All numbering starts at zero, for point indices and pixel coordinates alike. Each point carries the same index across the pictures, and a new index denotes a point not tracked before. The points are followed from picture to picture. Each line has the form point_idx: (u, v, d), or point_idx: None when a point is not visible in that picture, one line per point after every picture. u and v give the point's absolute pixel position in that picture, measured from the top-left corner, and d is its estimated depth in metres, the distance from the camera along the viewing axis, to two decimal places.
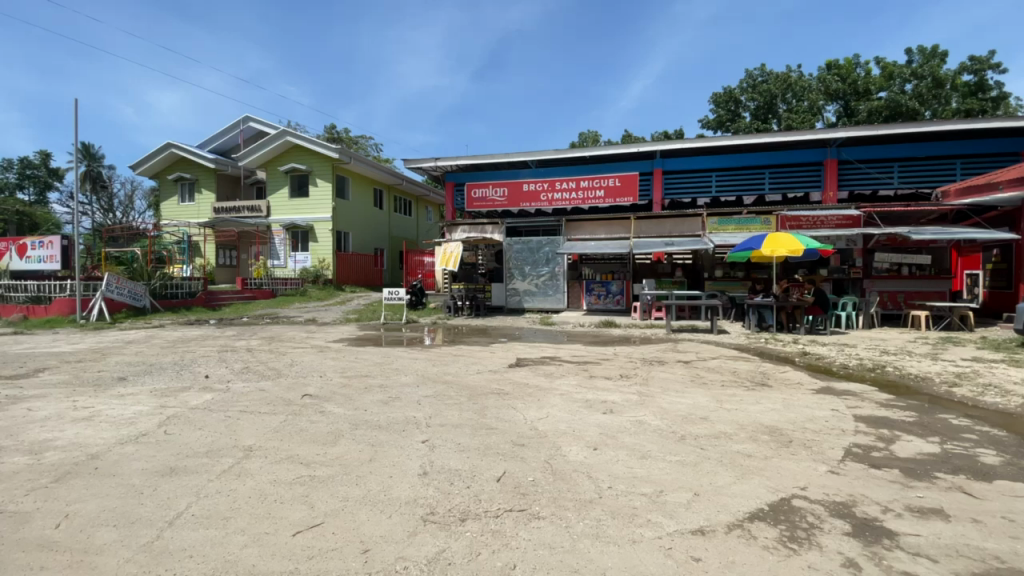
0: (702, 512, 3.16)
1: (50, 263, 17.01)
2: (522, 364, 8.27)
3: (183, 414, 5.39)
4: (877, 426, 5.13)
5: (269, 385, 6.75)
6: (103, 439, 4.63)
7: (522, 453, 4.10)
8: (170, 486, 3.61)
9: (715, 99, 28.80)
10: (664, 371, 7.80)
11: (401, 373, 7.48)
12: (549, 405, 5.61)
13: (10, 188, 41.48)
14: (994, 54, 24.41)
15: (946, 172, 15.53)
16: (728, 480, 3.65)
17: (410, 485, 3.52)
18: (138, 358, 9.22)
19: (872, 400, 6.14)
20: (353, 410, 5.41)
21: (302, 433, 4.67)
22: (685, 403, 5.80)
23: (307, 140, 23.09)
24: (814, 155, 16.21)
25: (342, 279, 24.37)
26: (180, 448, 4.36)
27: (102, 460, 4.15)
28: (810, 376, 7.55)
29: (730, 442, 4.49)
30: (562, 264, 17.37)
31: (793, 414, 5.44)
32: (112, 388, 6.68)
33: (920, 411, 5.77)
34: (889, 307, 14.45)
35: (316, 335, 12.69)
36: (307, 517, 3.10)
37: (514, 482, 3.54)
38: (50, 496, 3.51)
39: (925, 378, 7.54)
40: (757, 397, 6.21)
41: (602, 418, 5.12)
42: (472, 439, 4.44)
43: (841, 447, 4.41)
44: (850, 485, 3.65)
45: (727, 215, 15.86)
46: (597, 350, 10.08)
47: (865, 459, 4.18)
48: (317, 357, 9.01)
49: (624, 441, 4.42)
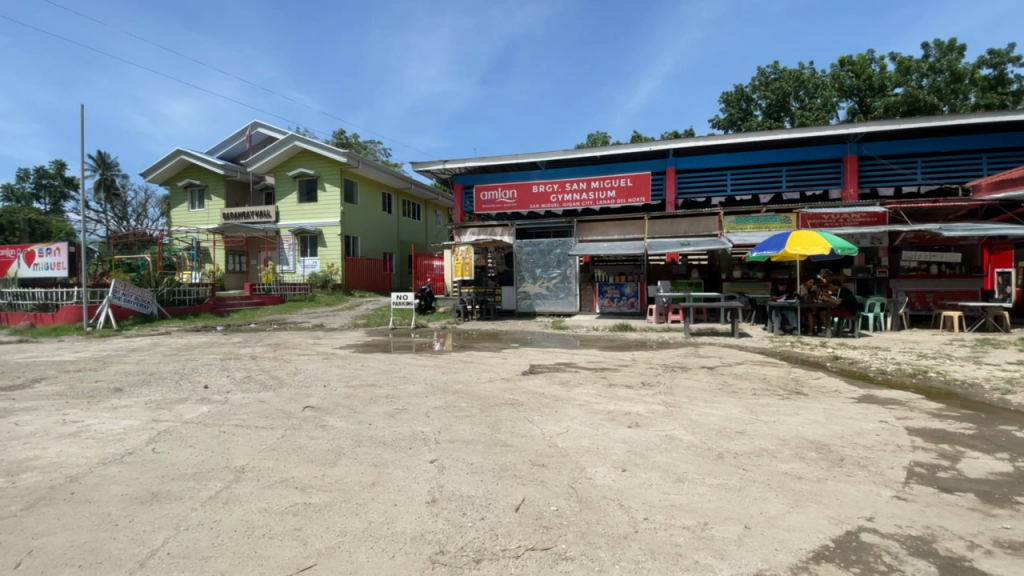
0: (758, 552, 2.70)
1: (57, 270, 16.59)
2: (536, 371, 7.82)
3: (176, 429, 5.00)
4: (935, 440, 4.65)
5: (270, 396, 6.36)
6: (85, 459, 4.25)
7: (542, 476, 3.66)
8: (149, 516, 3.21)
9: (726, 97, 28.32)
10: (688, 378, 7.31)
11: (408, 381, 7.06)
12: (568, 418, 5.15)
13: (27, 199, 41.97)
14: (1014, 47, 23.76)
15: (973, 167, 14.91)
16: (782, 508, 3.20)
17: (416, 515, 3.09)
18: (138, 367, 8.87)
19: (922, 411, 5.63)
20: (356, 424, 5.00)
21: (301, 451, 4.27)
22: (716, 414, 5.33)
23: (316, 145, 22.86)
24: (834, 151, 15.60)
25: (351, 283, 24.10)
26: (166, 469, 3.96)
27: (81, 483, 3.76)
28: (846, 384, 7.00)
29: (775, 461, 4.03)
30: (574, 265, 16.93)
31: (837, 428, 4.94)
32: (106, 400, 6.31)
33: (977, 422, 5.27)
34: (918, 308, 13.98)
35: (323, 340, 12.35)
36: (298, 557, 2.69)
37: (536, 512, 3.10)
38: (15, 528, 3.12)
39: (974, 385, 6.96)
40: (794, 406, 5.71)
41: (627, 433, 4.65)
42: (485, 458, 4.00)
43: (901, 467, 3.95)
44: (922, 514, 3.20)
45: (745, 214, 15.28)
46: (614, 356, 9.56)
47: (932, 481, 3.72)
48: (322, 365, 8.60)
49: (655, 461, 3.96)
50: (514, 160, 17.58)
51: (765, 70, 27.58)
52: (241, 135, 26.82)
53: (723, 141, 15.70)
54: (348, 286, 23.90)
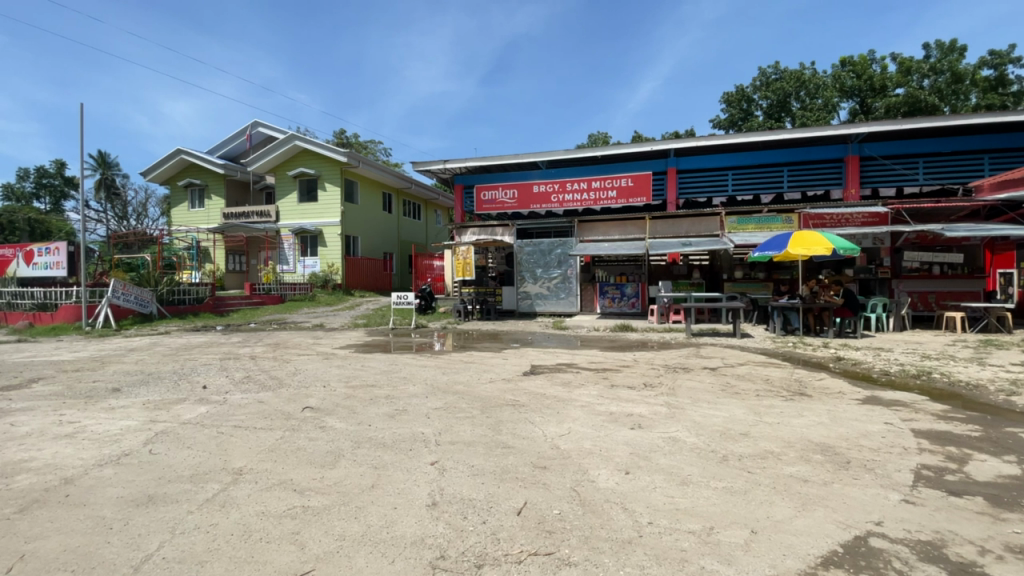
0: (765, 557, 2.65)
1: (56, 269, 16.55)
2: (538, 372, 7.77)
3: (173, 430, 4.95)
4: (941, 442, 4.59)
5: (269, 397, 6.30)
6: (81, 461, 4.19)
7: (545, 478, 3.60)
8: (145, 519, 3.15)
9: (727, 98, 28.28)
10: (690, 379, 7.25)
11: (408, 382, 7.00)
12: (570, 420, 5.10)
13: (27, 198, 41.91)
14: (1015, 47, 23.71)
15: (975, 167, 14.84)
16: (788, 512, 3.15)
17: (417, 519, 3.04)
18: (136, 366, 8.81)
19: (927, 412, 5.57)
20: (356, 425, 4.95)
21: (299, 453, 4.21)
22: (720, 416, 5.27)
23: (316, 145, 22.80)
24: (835, 151, 15.54)
25: (351, 283, 24.06)
26: (163, 471, 3.91)
27: (76, 485, 3.71)
28: (850, 385, 6.94)
29: (780, 463, 3.97)
30: (575, 265, 16.88)
31: (842, 429, 4.89)
32: (104, 400, 6.26)
33: (984, 424, 5.21)
34: (920, 309, 13.99)
35: (323, 340, 12.29)
36: (295, 562, 2.63)
37: (538, 516, 3.04)
38: (7, 532, 3.06)
39: (979, 386, 6.91)
40: (798, 408, 5.65)
41: (630, 435, 4.60)
42: (487, 460, 3.95)
43: (908, 470, 3.90)
44: (932, 519, 3.14)
45: (747, 214, 15.22)
46: (616, 356, 9.49)
47: (940, 484, 3.67)
48: (321, 365, 8.56)
49: (659, 463, 3.90)
50: (514, 159, 17.52)
51: (766, 70, 27.53)
52: (242, 134, 26.79)
53: (724, 141, 15.64)
54: (348, 286, 23.85)
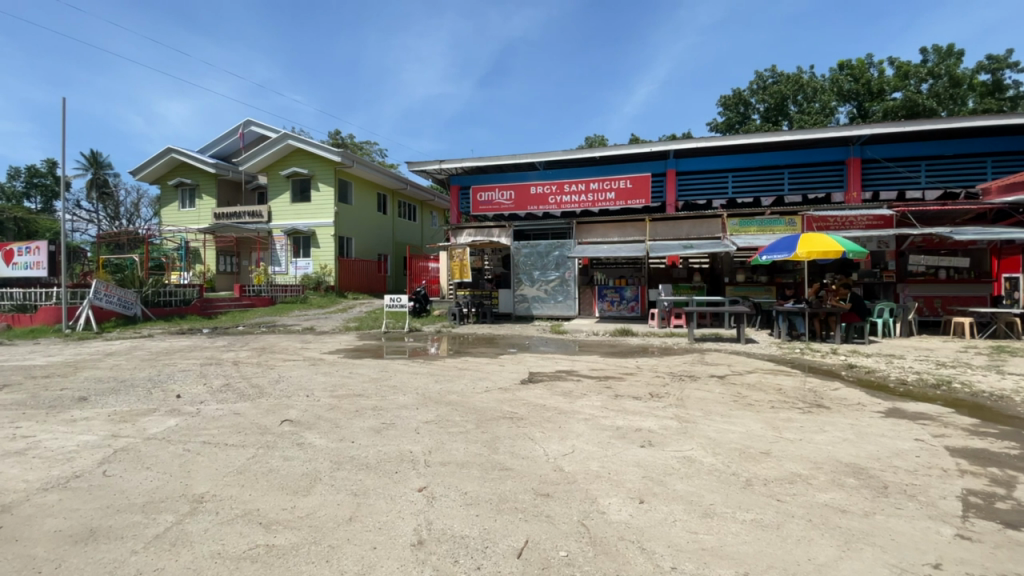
0: None
1: (36, 269, 15.99)
2: (536, 381, 7.29)
3: (134, 448, 4.46)
4: (981, 462, 4.16)
5: (246, 407, 5.81)
6: (23, 484, 3.71)
7: (548, 509, 3.15)
8: (80, 561, 2.68)
9: (724, 101, 27.99)
10: (698, 388, 6.80)
11: (399, 391, 6.52)
12: (573, 436, 4.64)
13: (17, 197, 41.28)
14: (1012, 52, 23.46)
15: (977, 171, 14.51)
16: (832, 553, 2.71)
17: (399, 564, 2.58)
18: (109, 373, 8.26)
19: (957, 427, 5.14)
20: (338, 442, 4.48)
21: (270, 476, 3.74)
22: (735, 432, 4.82)
23: (309, 144, 22.33)
24: (837, 153, 15.18)
25: (344, 285, 23.53)
26: (114, 499, 3.44)
27: (12, 515, 3.23)
28: (867, 395, 6.51)
29: (811, 489, 3.53)
30: (573, 268, 16.33)
31: (871, 447, 4.46)
32: (66, 412, 5.76)
33: (1021, 441, 4.77)
34: (926, 314, 13.61)
35: (311, 344, 11.76)
36: None
37: (542, 560, 2.59)
38: None
39: (1003, 397, 6.49)
40: (819, 422, 5.21)
41: (641, 454, 4.15)
42: (480, 486, 3.50)
43: (953, 496, 3.47)
44: (994, 558, 2.72)
45: (750, 215, 14.84)
46: (618, 363, 9.05)
47: (993, 514, 3.24)
48: (307, 373, 8.04)
49: (675, 490, 3.46)
50: (510, 160, 17.13)
51: (763, 73, 27.26)
52: (235, 134, 26.27)
53: (725, 142, 15.24)
54: (341, 288, 23.33)
